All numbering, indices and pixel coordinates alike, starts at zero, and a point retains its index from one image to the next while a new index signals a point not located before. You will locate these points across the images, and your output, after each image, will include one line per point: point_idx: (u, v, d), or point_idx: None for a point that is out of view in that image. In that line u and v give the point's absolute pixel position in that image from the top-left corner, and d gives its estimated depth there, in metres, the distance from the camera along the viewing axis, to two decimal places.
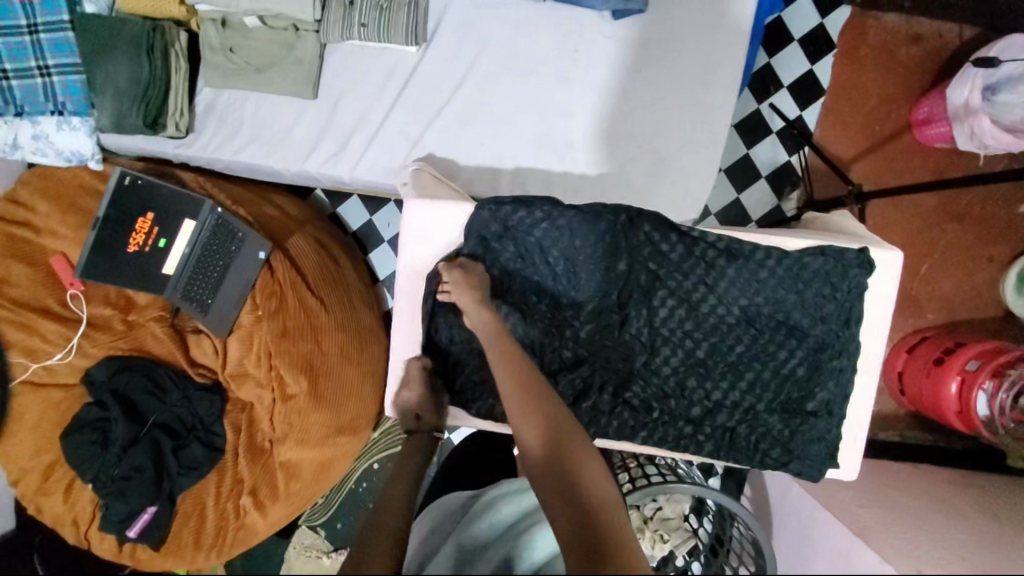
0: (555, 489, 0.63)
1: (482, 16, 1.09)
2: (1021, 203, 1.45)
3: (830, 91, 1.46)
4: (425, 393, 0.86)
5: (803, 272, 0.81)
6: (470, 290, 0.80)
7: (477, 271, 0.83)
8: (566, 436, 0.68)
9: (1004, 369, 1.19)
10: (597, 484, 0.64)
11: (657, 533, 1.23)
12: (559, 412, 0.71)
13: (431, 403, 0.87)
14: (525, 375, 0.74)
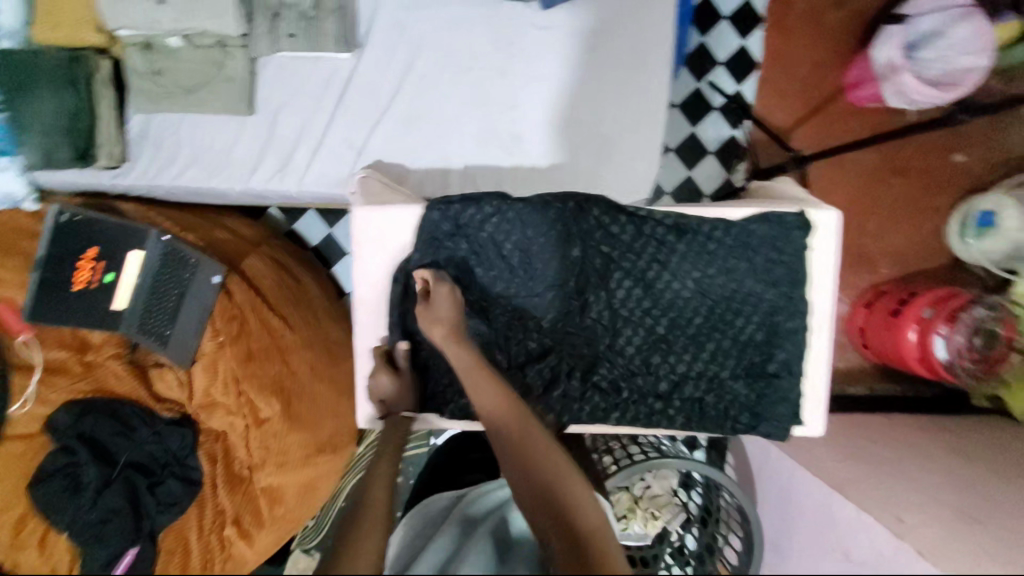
0: (531, 492, 0.68)
1: (413, 17, 1.08)
2: (955, 153, 1.51)
3: (764, 63, 1.52)
4: (404, 391, 0.84)
5: (750, 240, 0.83)
6: (441, 305, 0.80)
7: (445, 294, 0.80)
8: (536, 442, 0.71)
9: (957, 313, 1.27)
10: (567, 479, 0.68)
11: (648, 511, 1.25)
12: (527, 419, 0.74)
13: (412, 402, 0.86)
14: (491, 385, 0.76)
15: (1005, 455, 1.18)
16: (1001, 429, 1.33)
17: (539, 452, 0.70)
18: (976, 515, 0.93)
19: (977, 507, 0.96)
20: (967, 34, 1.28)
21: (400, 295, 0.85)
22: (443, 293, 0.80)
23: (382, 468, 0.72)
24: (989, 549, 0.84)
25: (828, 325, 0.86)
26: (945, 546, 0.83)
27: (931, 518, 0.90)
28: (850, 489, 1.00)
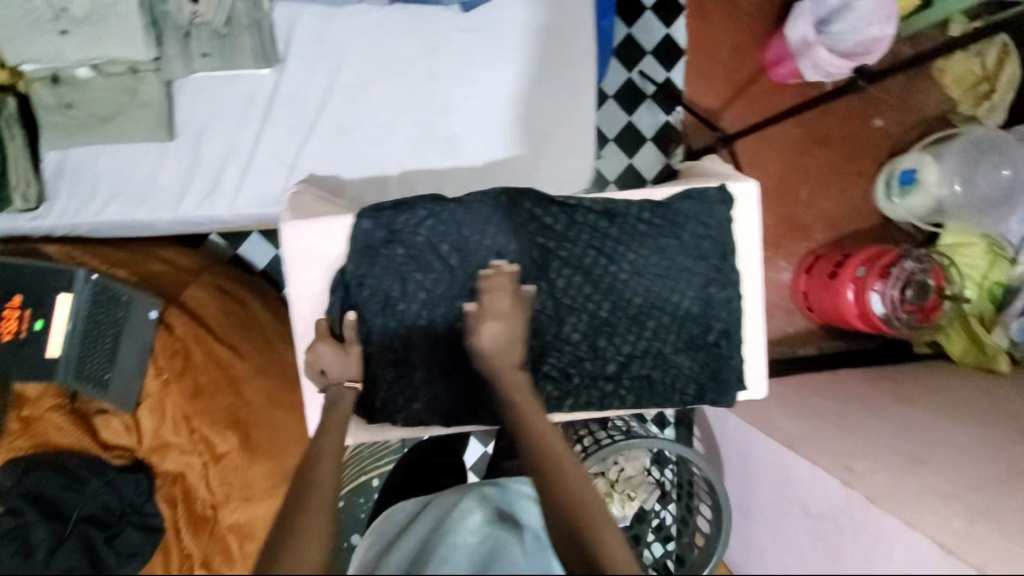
0: (578, 556, 0.62)
1: (332, 28, 1.06)
2: (873, 118, 1.60)
3: (689, 50, 1.57)
4: (348, 364, 0.80)
5: (676, 217, 0.87)
6: (490, 330, 0.76)
7: (491, 328, 0.76)
8: (588, 505, 0.65)
9: (889, 268, 1.34)
10: (618, 551, 0.62)
11: (624, 492, 1.29)
12: (579, 477, 0.68)
13: (356, 371, 0.81)
14: (545, 436, 0.71)
15: (942, 394, 1.26)
16: (938, 371, 1.42)
17: (549, 458, 0.69)
18: (918, 455, 0.97)
19: (922, 447, 1.00)
20: (871, 5, 1.34)
21: (340, 306, 0.83)
22: (490, 326, 0.76)
23: (323, 459, 0.69)
24: (936, 485, 0.88)
25: (758, 291, 0.91)
26: (894, 490, 0.87)
27: (880, 465, 0.94)
28: (802, 445, 1.04)
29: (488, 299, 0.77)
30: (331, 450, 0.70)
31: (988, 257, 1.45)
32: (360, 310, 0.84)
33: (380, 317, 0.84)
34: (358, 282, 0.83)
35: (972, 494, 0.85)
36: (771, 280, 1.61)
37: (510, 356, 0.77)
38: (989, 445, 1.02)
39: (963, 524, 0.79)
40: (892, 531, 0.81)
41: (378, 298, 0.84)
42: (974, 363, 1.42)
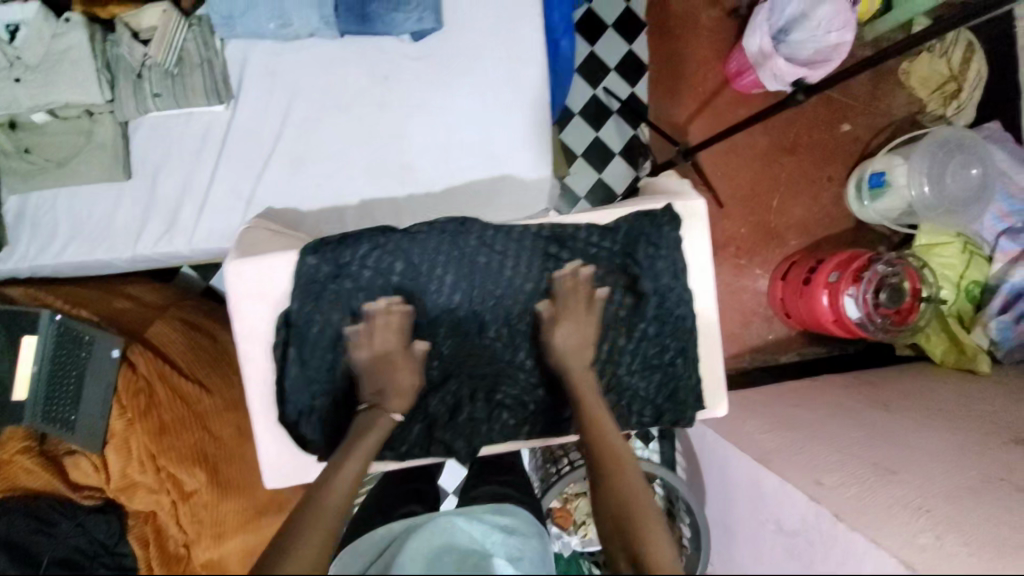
0: (623, 537, 0.72)
1: (284, 63, 1.07)
2: (842, 123, 1.60)
3: (653, 63, 1.63)
4: (405, 394, 0.81)
5: (624, 237, 0.88)
6: (562, 335, 0.83)
7: (567, 331, 0.83)
8: (634, 498, 0.75)
9: (861, 273, 1.33)
10: (657, 543, 0.71)
11: None
12: (632, 472, 0.77)
13: (405, 403, 0.82)
14: (606, 431, 0.80)
15: (922, 399, 1.24)
16: (918, 374, 1.39)
17: (607, 458, 0.79)
18: (890, 465, 0.94)
19: (897, 457, 0.97)
20: (829, 12, 1.36)
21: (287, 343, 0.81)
22: (568, 325, 0.83)
23: (341, 473, 0.74)
24: (905, 497, 0.85)
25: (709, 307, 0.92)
26: (862, 502, 0.84)
27: (849, 476, 0.92)
28: (775, 458, 1.02)
29: (567, 302, 0.84)
30: (344, 475, 0.74)
31: (963, 255, 1.44)
32: (308, 346, 0.81)
33: (330, 353, 0.82)
34: (306, 321, 0.81)
35: (943, 508, 0.82)
36: (749, 288, 1.59)
37: (582, 359, 0.83)
38: (966, 451, 0.99)
39: (928, 537, 0.76)
40: (856, 548, 0.77)
41: (328, 335, 0.82)
42: (956, 364, 1.39)
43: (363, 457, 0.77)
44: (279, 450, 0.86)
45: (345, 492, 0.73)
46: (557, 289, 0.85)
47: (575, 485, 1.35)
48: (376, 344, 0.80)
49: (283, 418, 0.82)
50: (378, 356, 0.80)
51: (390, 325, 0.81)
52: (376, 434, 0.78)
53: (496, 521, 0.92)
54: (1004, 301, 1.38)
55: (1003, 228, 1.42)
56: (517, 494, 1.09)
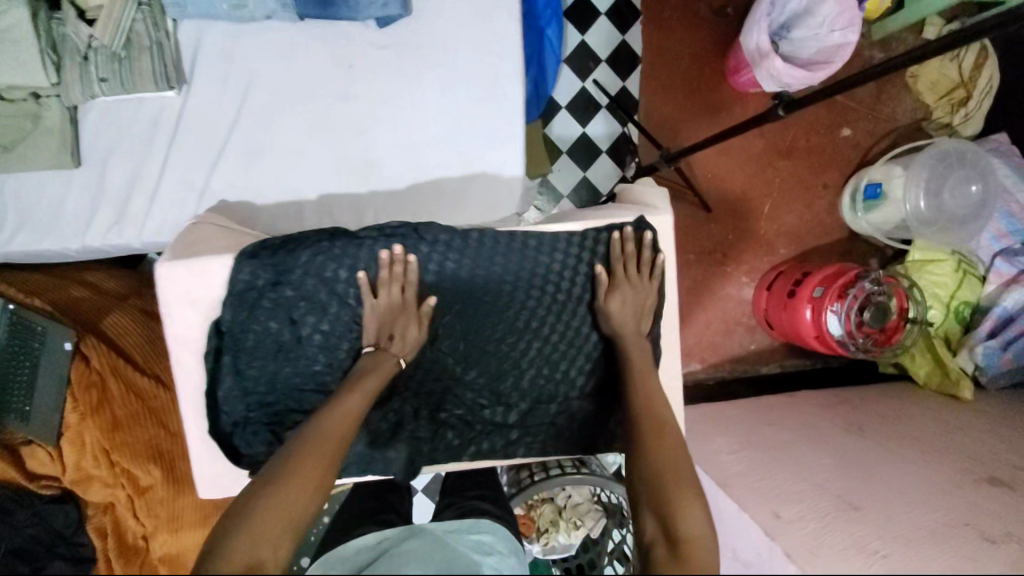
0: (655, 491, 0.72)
1: (240, 47, 1.01)
2: (842, 127, 1.52)
3: (646, 57, 1.50)
4: (405, 342, 0.79)
5: (587, 251, 0.83)
6: (618, 303, 0.81)
7: (615, 300, 0.81)
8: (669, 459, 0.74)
9: (846, 290, 1.27)
10: (687, 509, 0.68)
11: (571, 521, 1.27)
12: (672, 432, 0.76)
13: (405, 348, 0.79)
14: (649, 383, 0.80)
15: (898, 426, 1.19)
16: (897, 396, 1.34)
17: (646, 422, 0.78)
18: (855, 499, 0.90)
19: (864, 490, 0.93)
20: (832, 9, 1.25)
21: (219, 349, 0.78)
22: (621, 293, 0.82)
23: (340, 408, 0.74)
24: (863, 537, 0.82)
25: (671, 329, 0.89)
26: (818, 543, 0.80)
27: (810, 510, 0.88)
28: (736, 484, 0.98)
29: (624, 267, 0.82)
30: (343, 410, 0.73)
31: (956, 274, 1.38)
32: (245, 355, 0.79)
33: (269, 364, 0.79)
34: (241, 330, 0.78)
35: (901, 553, 0.79)
36: (733, 296, 1.54)
37: (638, 325, 0.83)
38: (936, 489, 0.95)
39: None
40: None
41: (266, 346, 0.79)
42: (937, 388, 1.35)
43: (366, 393, 0.75)
44: (214, 459, 0.84)
45: (343, 424, 0.73)
46: (615, 256, 0.83)
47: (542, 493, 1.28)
48: (381, 297, 0.77)
49: (217, 429, 0.80)
50: (383, 310, 0.78)
51: (398, 279, 0.78)
52: (377, 376, 0.76)
53: (471, 539, 0.92)
54: (991, 325, 1.33)
55: (1000, 248, 1.37)
56: (496, 510, 1.08)
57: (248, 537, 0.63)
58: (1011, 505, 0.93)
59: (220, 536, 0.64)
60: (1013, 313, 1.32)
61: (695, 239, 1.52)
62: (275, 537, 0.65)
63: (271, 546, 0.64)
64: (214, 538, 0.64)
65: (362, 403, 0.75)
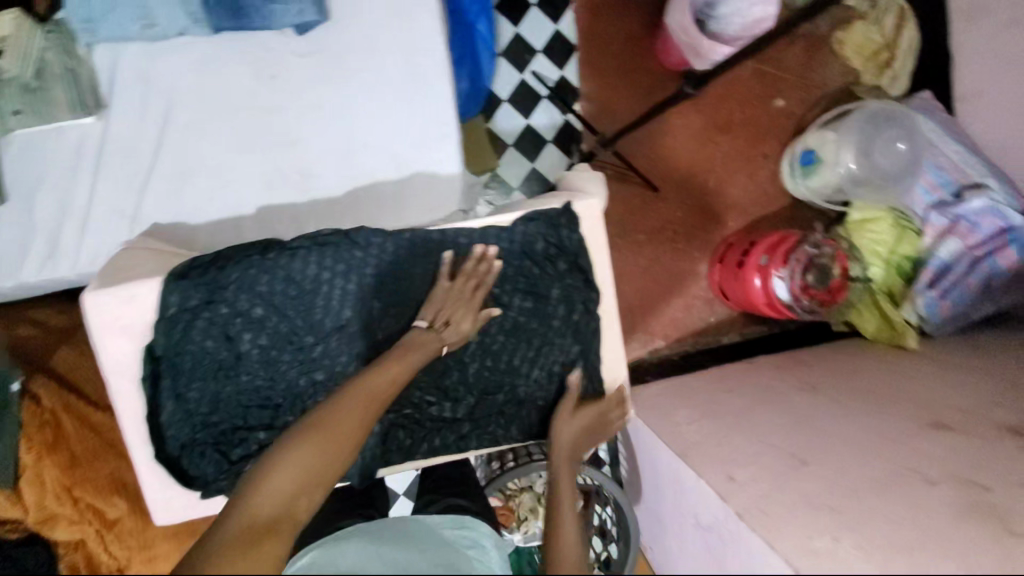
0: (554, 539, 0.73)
1: (159, 67, 1.01)
2: (776, 98, 1.56)
3: (581, 45, 1.51)
4: (461, 332, 0.82)
5: (518, 242, 0.86)
6: (565, 427, 0.84)
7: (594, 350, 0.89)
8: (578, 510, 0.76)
9: (789, 256, 1.33)
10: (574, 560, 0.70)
11: None
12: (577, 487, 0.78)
13: (455, 340, 0.82)
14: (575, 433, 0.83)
15: (851, 381, 1.22)
16: (850, 352, 1.39)
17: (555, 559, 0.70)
18: (804, 456, 0.93)
19: (813, 447, 0.96)
20: None
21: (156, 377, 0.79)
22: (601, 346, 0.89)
23: (382, 370, 0.76)
24: (810, 492, 0.84)
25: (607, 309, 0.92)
26: (768, 501, 0.82)
27: (761, 471, 0.90)
28: (693, 452, 0.99)
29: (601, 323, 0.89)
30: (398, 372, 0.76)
31: (896, 231, 1.42)
32: (184, 378, 0.79)
33: (210, 384, 0.80)
34: (177, 354, 0.79)
35: (846, 506, 0.81)
36: (689, 271, 1.56)
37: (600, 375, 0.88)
38: (882, 438, 0.98)
39: (824, 540, 0.75)
40: (755, 549, 0.75)
41: (206, 366, 0.80)
42: (887, 342, 1.39)
43: (408, 360, 0.77)
44: (164, 483, 0.84)
45: (384, 383, 0.75)
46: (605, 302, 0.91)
47: (518, 481, 1.21)
48: (456, 284, 0.81)
49: (164, 454, 0.81)
50: (453, 297, 0.81)
51: (479, 277, 0.82)
52: (422, 351, 0.78)
53: (455, 533, 0.84)
54: (930, 276, 1.38)
55: (932, 201, 1.42)
56: (472, 507, 1.10)
57: (284, 474, 0.66)
58: (956, 449, 0.95)
59: (259, 468, 0.67)
60: (948, 263, 1.38)
61: (645, 220, 1.54)
62: (313, 479, 0.67)
63: (305, 483, 0.66)
64: (254, 469, 0.67)
65: (404, 370, 0.76)
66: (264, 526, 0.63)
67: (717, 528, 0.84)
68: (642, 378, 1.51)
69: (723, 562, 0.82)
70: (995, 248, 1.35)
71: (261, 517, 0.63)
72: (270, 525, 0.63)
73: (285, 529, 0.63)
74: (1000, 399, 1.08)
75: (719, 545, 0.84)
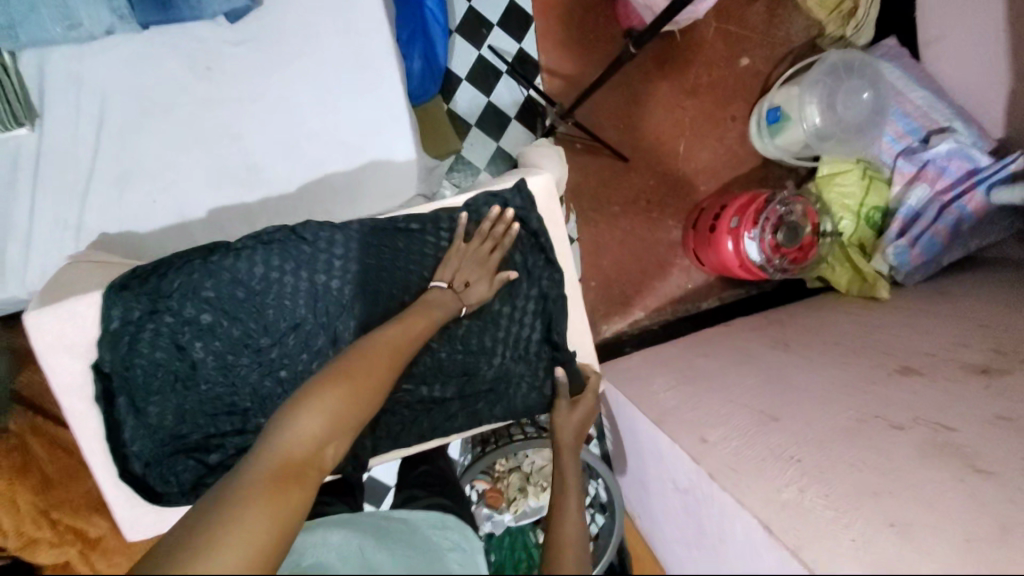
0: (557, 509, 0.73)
1: (88, 68, 0.96)
2: (740, 57, 1.53)
3: (537, 15, 1.45)
4: (480, 296, 0.81)
5: (473, 225, 0.84)
6: (563, 417, 0.84)
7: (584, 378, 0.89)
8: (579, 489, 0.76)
9: (758, 216, 1.33)
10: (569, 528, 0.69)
11: (540, 484, 1.20)
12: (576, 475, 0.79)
13: (473, 303, 0.81)
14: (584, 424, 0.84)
15: (823, 336, 1.24)
16: (823, 308, 1.40)
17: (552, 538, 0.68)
18: (774, 412, 0.95)
19: (782, 403, 0.98)
20: None
21: (106, 389, 0.78)
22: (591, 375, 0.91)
23: (404, 325, 0.73)
24: (781, 447, 0.85)
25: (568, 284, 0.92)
26: (739, 460, 0.83)
27: (733, 430, 0.91)
28: (670, 419, 1.01)
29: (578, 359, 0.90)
30: (422, 326, 0.74)
31: (864, 183, 1.42)
32: (140, 393, 0.78)
33: (170, 396, 0.78)
34: (127, 369, 0.77)
35: (813, 456, 0.82)
36: (663, 240, 1.55)
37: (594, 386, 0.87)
38: (849, 388, 0.99)
39: (791, 492, 0.76)
40: (728, 507, 0.76)
41: (162, 379, 0.78)
42: (859, 293, 1.40)
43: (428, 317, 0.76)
44: (130, 495, 0.84)
45: (410, 337, 0.73)
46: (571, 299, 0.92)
47: (506, 461, 1.20)
48: (471, 245, 0.81)
49: (129, 472, 0.80)
50: (468, 257, 0.80)
51: (495, 238, 0.81)
52: (441, 312, 0.77)
53: (439, 534, 0.76)
54: (901, 225, 1.37)
55: (900, 149, 1.42)
56: (448, 502, 1.05)
57: (318, 419, 0.62)
58: (917, 391, 0.96)
59: (284, 409, 0.63)
60: (918, 211, 1.36)
61: (617, 191, 1.52)
62: (345, 424, 0.63)
63: (339, 424, 0.63)
64: (280, 411, 0.62)
65: (425, 326, 0.75)
66: (297, 465, 0.59)
67: (694, 491, 0.86)
68: (623, 349, 1.51)
69: (699, 522, 0.84)
70: (963, 191, 1.32)
71: (295, 457, 0.59)
72: (303, 466, 0.59)
73: (315, 473, 0.60)
74: (967, 339, 1.09)
75: (697, 504, 0.86)
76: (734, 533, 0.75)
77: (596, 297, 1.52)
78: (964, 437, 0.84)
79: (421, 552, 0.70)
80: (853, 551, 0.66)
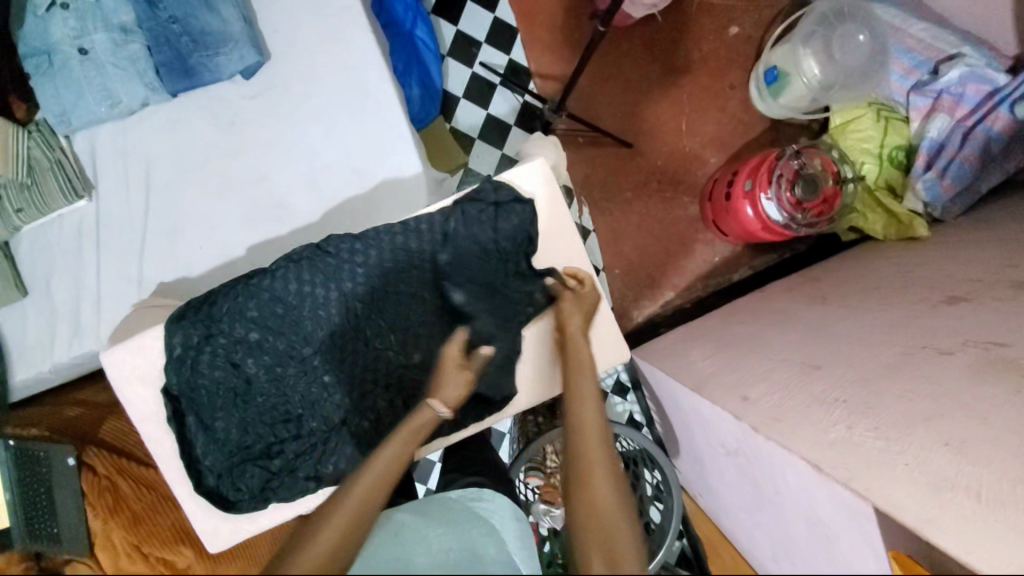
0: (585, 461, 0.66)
1: (131, 139, 1.09)
2: (729, 28, 1.54)
3: (521, 27, 1.52)
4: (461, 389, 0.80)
5: (477, 220, 0.87)
6: (574, 325, 0.83)
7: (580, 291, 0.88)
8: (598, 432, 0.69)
9: (772, 176, 1.30)
10: (596, 486, 0.63)
11: None
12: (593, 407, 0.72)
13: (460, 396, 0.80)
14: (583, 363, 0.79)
15: (861, 283, 1.20)
16: (857, 258, 1.36)
17: (588, 513, 0.61)
18: (819, 362, 0.92)
19: (825, 351, 0.95)
20: None
21: (177, 412, 0.85)
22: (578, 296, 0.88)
23: (389, 457, 0.71)
24: (824, 391, 0.83)
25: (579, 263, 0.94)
26: (781, 409, 0.82)
27: (773, 384, 0.89)
28: (709, 384, 0.99)
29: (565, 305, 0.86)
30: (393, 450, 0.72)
31: (880, 124, 1.38)
32: (205, 411, 0.85)
33: (232, 412, 0.85)
34: (192, 390, 0.85)
35: (859, 395, 0.80)
36: (681, 216, 1.54)
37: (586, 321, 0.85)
38: (895, 325, 0.96)
39: (839, 430, 0.74)
40: (775, 455, 0.75)
41: (223, 397, 0.85)
42: (897, 236, 1.36)
43: (411, 440, 0.74)
44: (208, 512, 0.90)
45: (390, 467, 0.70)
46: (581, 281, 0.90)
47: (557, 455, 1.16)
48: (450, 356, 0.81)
49: (204, 484, 0.86)
50: (449, 364, 0.81)
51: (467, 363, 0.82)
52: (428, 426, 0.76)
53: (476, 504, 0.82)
54: (925, 159, 1.32)
55: (910, 85, 1.37)
56: (487, 481, 1.02)
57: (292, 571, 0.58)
58: (964, 316, 0.91)
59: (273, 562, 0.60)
60: (941, 142, 1.31)
61: (627, 177, 1.53)
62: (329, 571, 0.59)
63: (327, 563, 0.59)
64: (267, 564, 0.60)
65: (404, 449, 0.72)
66: None
67: (744, 449, 0.84)
68: (658, 330, 1.51)
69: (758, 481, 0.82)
70: (985, 114, 1.24)
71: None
72: None
73: None
74: (1014, 258, 1.03)
75: (749, 461, 0.84)
76: (786, 479, 0.76)
77: (623, 283, 1.52)
78: (1017, 350, 0.79)
79: (468, 527, 0.74)
80: (909, 476, 0.65)
